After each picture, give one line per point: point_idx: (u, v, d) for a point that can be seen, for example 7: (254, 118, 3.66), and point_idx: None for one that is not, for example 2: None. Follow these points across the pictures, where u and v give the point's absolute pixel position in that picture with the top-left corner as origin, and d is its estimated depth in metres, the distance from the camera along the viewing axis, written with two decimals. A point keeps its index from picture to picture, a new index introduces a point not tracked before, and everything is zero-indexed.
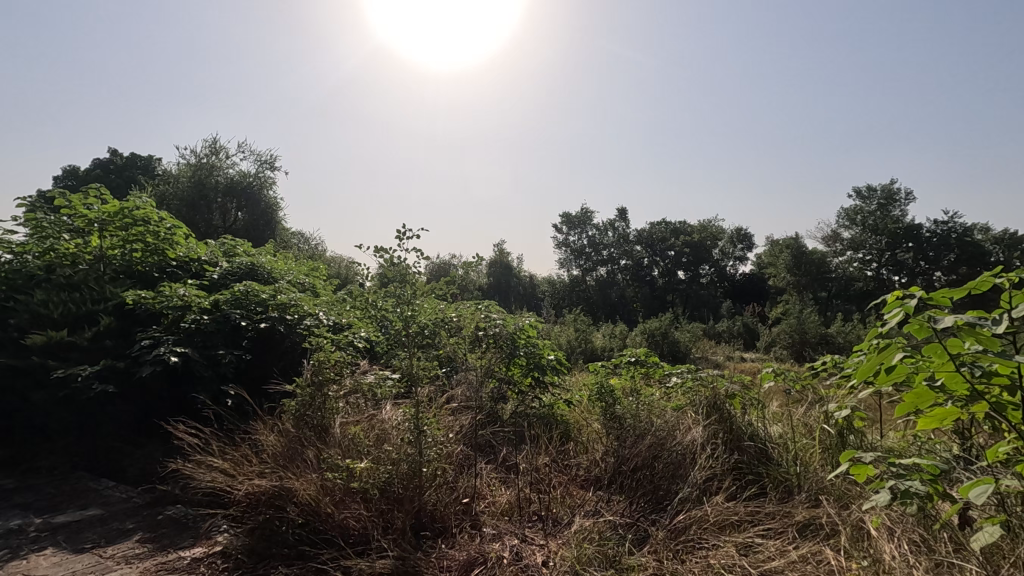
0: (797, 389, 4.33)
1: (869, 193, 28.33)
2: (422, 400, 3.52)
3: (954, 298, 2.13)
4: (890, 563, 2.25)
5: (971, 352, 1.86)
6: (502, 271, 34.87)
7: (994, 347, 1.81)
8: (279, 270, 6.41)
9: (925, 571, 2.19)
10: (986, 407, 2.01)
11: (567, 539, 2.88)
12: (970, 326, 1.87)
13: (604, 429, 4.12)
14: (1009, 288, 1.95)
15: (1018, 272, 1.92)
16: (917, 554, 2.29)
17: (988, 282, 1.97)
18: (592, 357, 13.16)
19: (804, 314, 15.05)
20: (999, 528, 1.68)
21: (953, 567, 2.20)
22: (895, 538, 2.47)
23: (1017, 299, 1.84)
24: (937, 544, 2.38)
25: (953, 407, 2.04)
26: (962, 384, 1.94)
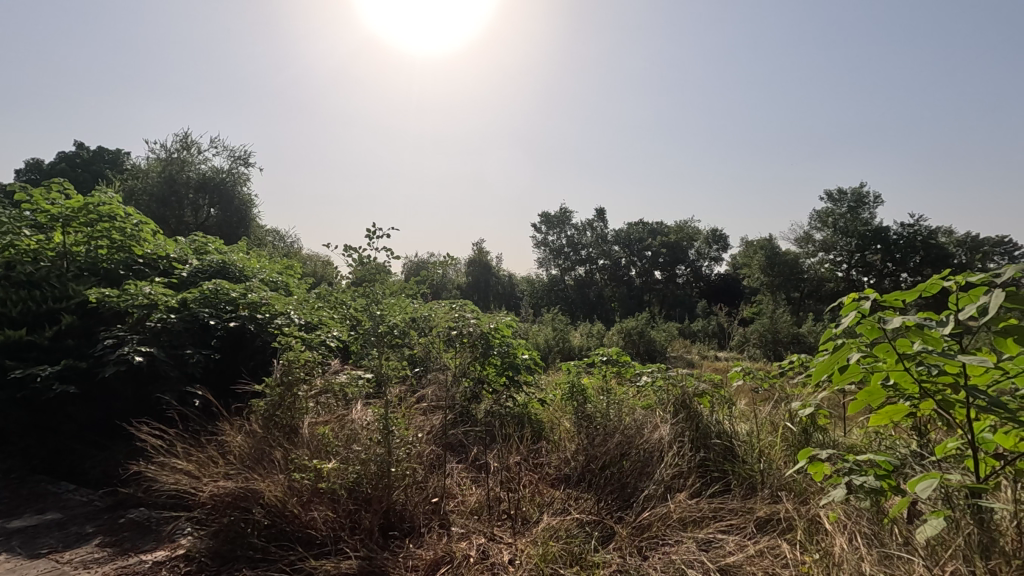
0: (764, 388, 4.43)
1: (840, 197, 29.14)
2: (391, 401, 3.48)
3: (906, 300, 2.19)
4: (840, 556, 2.33)
5: (919, 352, 1.92)
6: (481, 271, 34.79)
7: (940, 346, 1.88)
8: (251, 268, 6.27)
9: (874, 564, 2.26)
10: (934, 404, 2.08)
11: (535, 537, 2.89)
12: (918, 327, 1.93)
13: (576, 428, 4.15)
14: (956, 291, 2.02)
15: (966, 274, 1.98)
16: (868, 546, 2.36)
17: (937, 285, 2.05)
18: (571, 356, 13.21)
19: (777, 314, 15.41)
20: (945, 520, 1.73)
21: (900, 559, 2.27)
22: (849, 531, 2.55)
23: (962, 301, 1.91)
24: (888, 536, 2.46)
25: (903, 405, 2.10)
26: (911, 382, 2.00)
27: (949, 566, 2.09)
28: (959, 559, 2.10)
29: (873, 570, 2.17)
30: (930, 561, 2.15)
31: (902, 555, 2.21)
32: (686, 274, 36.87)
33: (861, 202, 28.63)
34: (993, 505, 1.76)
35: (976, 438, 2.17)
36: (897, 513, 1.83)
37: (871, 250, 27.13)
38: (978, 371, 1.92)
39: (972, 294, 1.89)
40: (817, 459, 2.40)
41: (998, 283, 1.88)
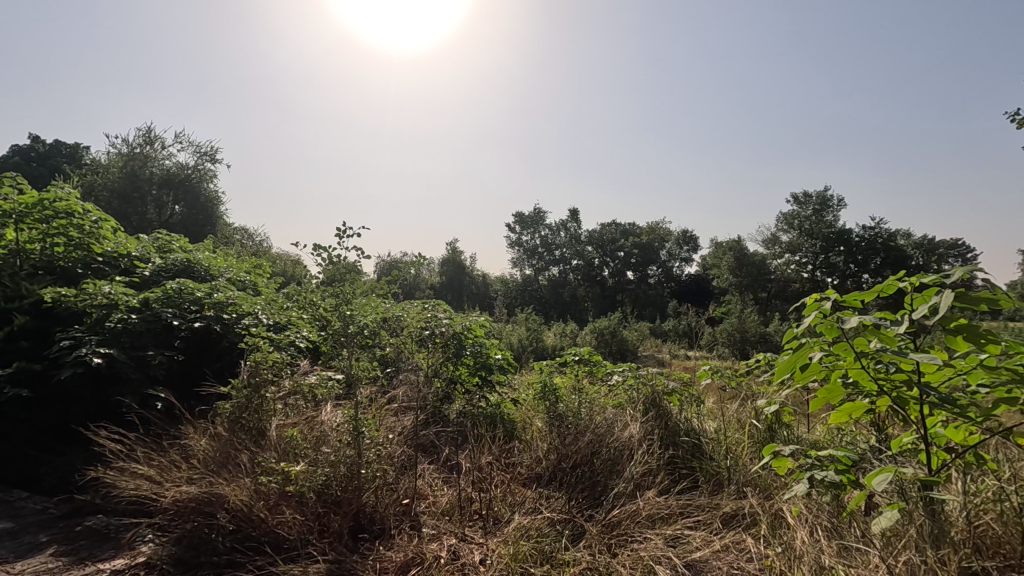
0: (731, 386, 4.53)
1: (805, 200, 29.97)
2: (362, 402, 3.44)
3: (864, 300, 2.26)
4: (801, 548, 2.40)
5: (876, 350, 1.99)
6: (454, 271, 34.63)
7: (895, 345, 1.94)
8: (217, 268, 6.12)
9: (832, 555, 2.33)
10: (890, 400, 2.15)
11: (506, 536, 2.90)
12: (875, 326, 2.00)
13: (547, 427, 4.18)
14: (910, 291, 2.10)
15: (920, 275, 2.05)
16: (827, 538, 2.44)
17: (893, 285, 2.12)
18: (545, 355, 13.26)
19: (745, 314, 15.77)
20: (898, 513, 1.79)
21: (857, 551, 2.35)
22: (810, 524, 2.63)
23: (916, 301, 1.98)
24: (846, 528, 2.54)
25: (862, 402, 2.18)
26: (868, 380, 2.08)
27: (902, 554, 2.17)
28: (911, 548, 2.19)
29: (832, 561, 2.25)
30: (885, 551, 2.24)
31: (859, 546, 2.29)
32: (658, 274, 37.43)
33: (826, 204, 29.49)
34: (942, 497, 1.84)
35: (929, 432, 2.27)
36: (855, 506, 1.90)
37: (833, 251, 27.99)
38: (931, 368, 1.99)
39: (925, 294, 1.96)
40: (780, 455, 2.47)
41: (949, 284, 1.96)
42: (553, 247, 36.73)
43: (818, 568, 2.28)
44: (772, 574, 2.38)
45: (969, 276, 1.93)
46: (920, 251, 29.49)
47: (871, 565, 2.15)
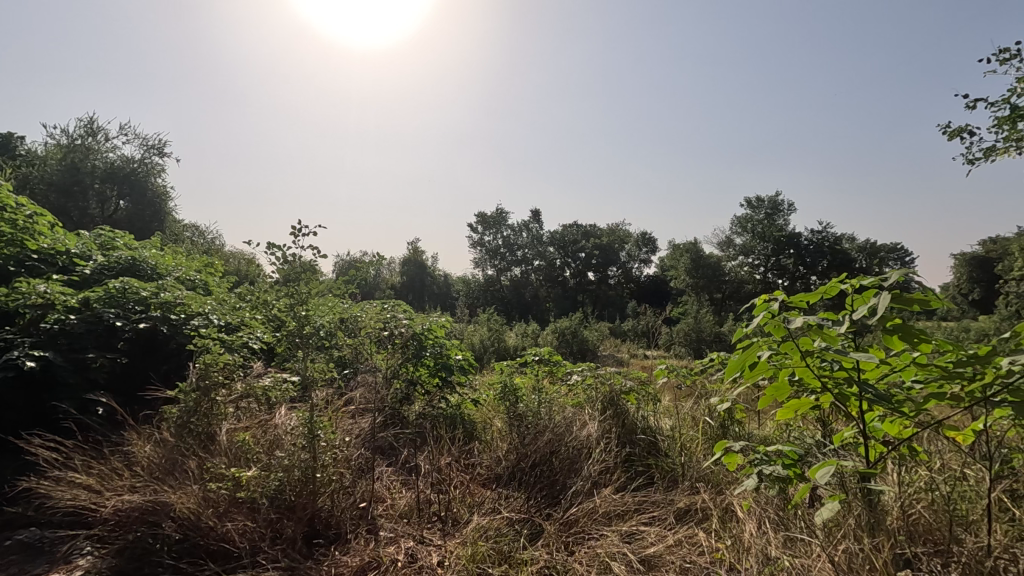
0: (686, 384, 4.65)
1: (757, 204, 31.10)
2: (317, 404, 3.37)
3: (809, 301, 2.35)
4: (749, 540, 2.49)
5: (819, 349, 2.07)
6: (415, 271, 34.29)
7: (837, 344, 2.03)
8: (165, 266, 5.87)
9: (778, 546, 2.42)
10: (832, 397, 2.25)
11: (464, 537, 2.89)
12: (819, 326, 2.08)
13: (507, 427, 4.19)
14: (851, 293, 2.19)
15: (860, 278, 2.15)
16: (773, 530, 2.53)
17: (836, 287, 2.22)
18: (506, 355, 13.30)
19: (701, 315, 16.22)
20: (839, 503, 1.87)
21: (802, 541, 2.45)
22: (757, 518, 2.72)
23: (857, 302, 2.07)
24: (791, 520, 2.64)
25: (807, 399, 2.27)
26: (813, 377, 2.17)
27: (842, 543, 2.28)
28: (851, 537, 2.29)
29: (778, 552, 2.33)
30: (827, 541, 2.33)
31: (802, 537, 2.38)
32: (618, 275, 38.04)
33: (777, 209, 30.68)
34: (879, 488, 1.93)
35: (868, 427, 2.38)
36: (799, 499, 1.97)
37: (783, 254, 29.16)
38: (869, 366, 2.10)
39: (864, 295, 2.06)
40: (730, 451, 2.54)
41: (887, 286, 2.06)
42: (515, 247, 36.82)
43: (765, 559, 2.36)
44: (722, 567, 2.45)
45: (904, 278, 2.04)
46: (862, 255, 31.09)
47: (814, 554, 2.24)
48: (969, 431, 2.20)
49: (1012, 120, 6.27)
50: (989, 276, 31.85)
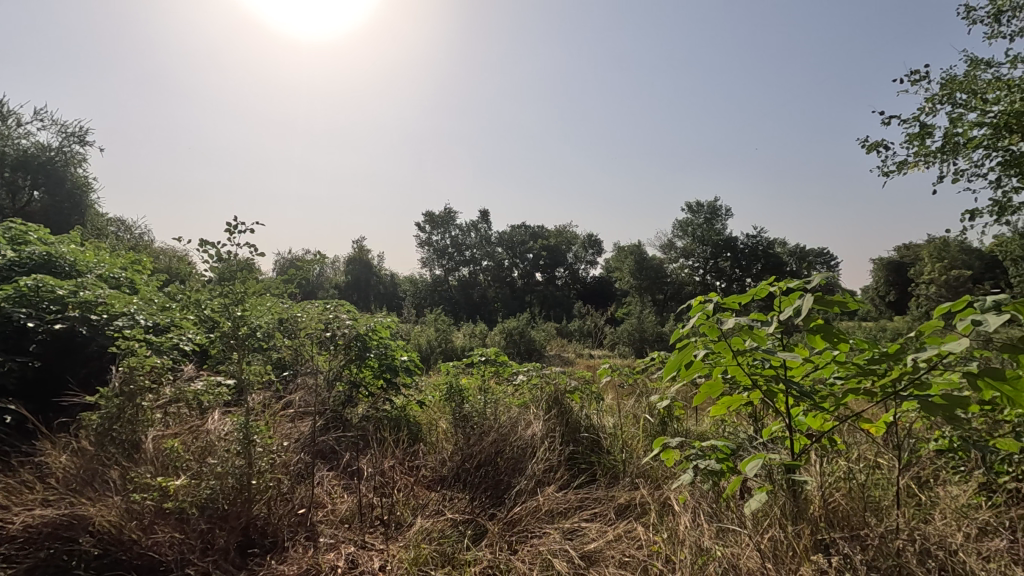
0: (629, 382, 4.78)
1: (697, 209, 32.32)
2: (252, 408, 3.23)
3: (741, 303, 2.46)
4: (684, 532, 2.58)
5: (749, 348, 2.18)
6: (360, 271, 33.50)
7: (766, 344, 2.14)
8: (86, 263, 5.49)
9: (711, 536, 2.52)
10: (762, 394, 2.37)
11: (408, 540, 2.86)
12: (749, 326, 2.18)
13: (453, 428, 4.17)
14: (779, 295, 2.32)
15: (786, 281, 2.27)
16: (707, 521, 2.63)
17: (765, 289, 2.33)
18: (454, 356, 13.22)
19: (644, 315, 16.68)
20: (766, 494, 1.97)
21: (732, 531, 2.57)
22: (693, 510, 2.83)
23: (784, 304, 2.19)
24: (724, 511, 2.76)
25: (738, 397, 2.37)
26: (743, 374, 2.27)
27: (768, 531, 2.40)
28: (777, 525, 2.42)
29: (710, 543, 2.43)
30: (756, 530, 2.45)
31: (733, 527, 2.49)
32: (564, 276, 38.60)
33: (715, 214, 31.97)
34: (802, 479, 2.05)
35: (793, 421, 2.52)
36: (731, 491, 2.06)
37: (719, 257, 30.47)
38: (794, 364, 2.22)
39: (790, 298, 2.18)
40: (667, 446, 2.63)
41: (810, 289, 2.19)
42: (463, 247, 36.65)
43: (698, 550, 2.46)
44: (659, 560, 2.53)
45: (826, 282, 2.17)
46: (790, 259, 32.97)
47: (743, 544, 2.35)
48: (881, 423, 2.37)
49: (921, 136, 6.81)
50: (902, 279, 34.48)
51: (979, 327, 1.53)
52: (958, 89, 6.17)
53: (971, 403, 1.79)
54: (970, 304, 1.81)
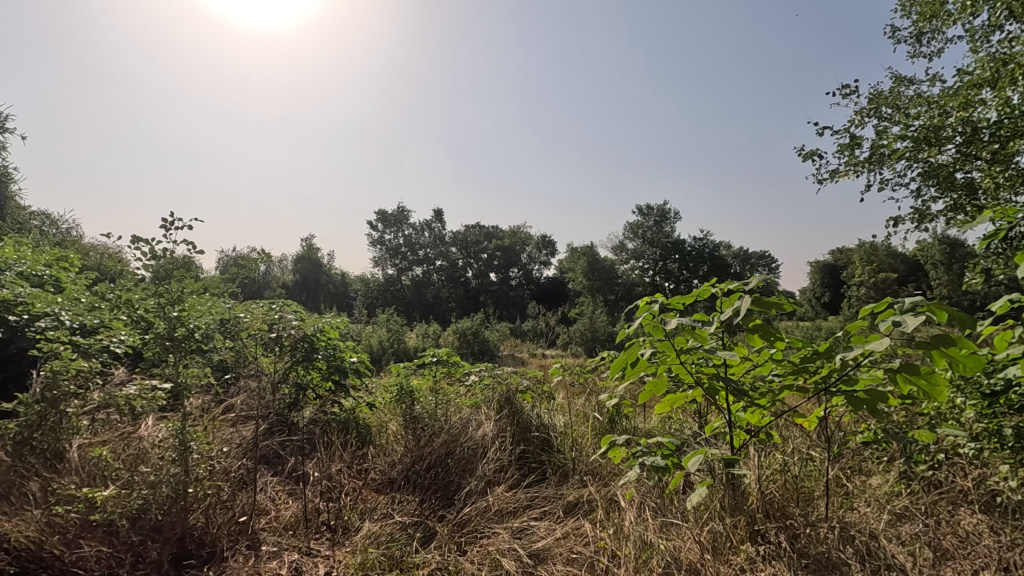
0: (579, 382, 4.86)
1: (647, 212, 33.13)
2: (189, 413, 3.08)
3: (685, 303, 2.54)
4: (630, 527, 2.64)
5: (692, 347, 2.25)
6: (307, 270, 32.54)
7: (707, 344, 2.22)
8: (4, 260, 5.09)
9: (654, 530, 2.60)
10: (703, 391, 2.45)
11: (355, 545, 2.82)
12: (691, 326, 2.26)
13: (403, 430, 4.13)
14: (720, 296, 2.41)
15: (727, 282, 2.36)
16: (651, 515, 2.70)
17: (707, 290, 2.41)
18: (407, 357, 13.03)
19: (596, 315, 16.96)
20: (706, 489, 2.05)
21: (674, 524, 2.65)
22: (638, 506, 2.90)
23: (725, 304, 2.27)
24: (667, 506, 2.84)
25: (682, 394, 2.45)
26: (687, 372, 2.35)
27: (707, 524, 2.49)
28: (717, 518, 2.51)
29: (653, 537, 2.50)
30: (697, 523, 2.54)
31: (675, 521, 2.57)
32: (517, 276, 38.78)
33: (664, 217, 32.85)
34: (740, 472, 2.14)
35: (733, 416, 2.63)
36: (674, 487, 2.12)
37: (667, 259, 31.39)
38: (734, 362, 2.31)
39: (730, 298, 2.26)
40: (615, 444, 2.69)
41: (749, 290, 2.29)
42: (415, 247, 36.23)
43: (642, 544, 2.52)
44: (605, 555, 2.58)
45: (763, 284, 2.28)
46: (733, 261, 34.34)
47: (683, 537, 2.44)
48: (814, 418, 2.51)
49: (851, 147, 7.22)
50: (834, 281, 36.52)
51: (898, 327, 1.65)
52: (884, 103, 6.59)
53: (891, 398, 1.92)
54: (891, 306, 1.94)
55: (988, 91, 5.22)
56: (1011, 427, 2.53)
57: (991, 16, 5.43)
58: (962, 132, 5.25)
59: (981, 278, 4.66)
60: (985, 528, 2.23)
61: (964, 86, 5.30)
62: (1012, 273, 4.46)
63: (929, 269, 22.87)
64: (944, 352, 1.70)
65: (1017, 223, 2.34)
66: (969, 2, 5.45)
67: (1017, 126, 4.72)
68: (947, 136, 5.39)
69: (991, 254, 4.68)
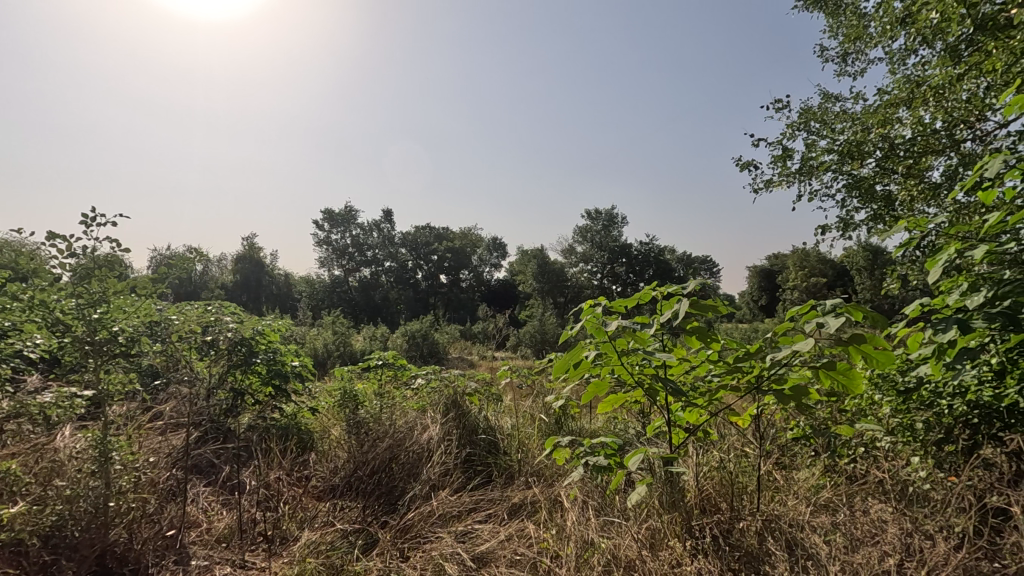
0: (526, 384, 4.90)
1: (596, 216, 33.76)
2: (111, 422, 2.88)
3: (627, 306, 2.60)
4: (571, 527, 2.68)
5: (632, 349, 2.30)
6: (247, 271, 31.22)
7: (647, 346, 2.28)
8: None
9: (595, 528, 2.65)
10: (644, 392, 2.52)
11: (293, 555, 2.72)
12: (632, 328, 2.31)
13: (347, 435, 4.03)
14: (660, 299, 2.48)
15: (667, 286, 2.44)
16: (593, 515, 2.75)
17: (648, 294, 2.48)
18: (354, 361, 12.73)
19: (545, 318, 17.11)
20: (644, 487, 2.10)
21: (614, 522, 2.71)
22: (581, 505, 2.95)
23: (664, 307, 2.34)
24: (608, 505, 2.91)
25: (623, 395, 2.50)
26: (629, 373, 2.41)
27: (645, 522, 2.57)
28: (654, 515, 2.59)
29: (594, 536, 2.55)
30: (635, 521, 2.61)
31: (616, 519, 2.63)
32: (467, 279, 38.70)
33: (612, 221, 33.61)
34: (678, 470, 2.22)
35: (672, 416, 2.72)
36: (614, 486, 2.17)
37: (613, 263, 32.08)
38: (673, 363, 2.39)
39: (669, 301, 2.34)
40: (559, 445, 2.73)
41: (687, 293, 2.37)
42: (363, 248, 35.46)
43: (582, 544, 2.57)
44: (547, 556, 2.61)
45: (700, 287, 2.37)
46: (676, 265, 35.52)
47: (622, 535, 2.50)
48: (747, 416, 2.64)
49: (784, 158, 7.63)
50: (769, 285, 38.44)
51: (822, 327, 1.76)
52: (813, 118, 7.00)
53: (815, 394, 2.05)
54: (814, 307, 2.07)
55: (904, 110, 5.64)
56: (920, 421, 2.74)
57: (906, 40, 5.88)
58: (881, 147, 5.65)
59: (898, 284, 5.03)
60: (894, 514, 2.41)
61: (884, 105, 5.71)
62: (924, 279, 4.83)
63: (852, 275, 24.49)
64: (860, 350, 1.83)
65: (927, 233, 2.54)
66: (888, 27, 5.88)
67: (929, 143, 5.13)
68: (868, 151, 5.78)
69: (906, 261, 5.05)
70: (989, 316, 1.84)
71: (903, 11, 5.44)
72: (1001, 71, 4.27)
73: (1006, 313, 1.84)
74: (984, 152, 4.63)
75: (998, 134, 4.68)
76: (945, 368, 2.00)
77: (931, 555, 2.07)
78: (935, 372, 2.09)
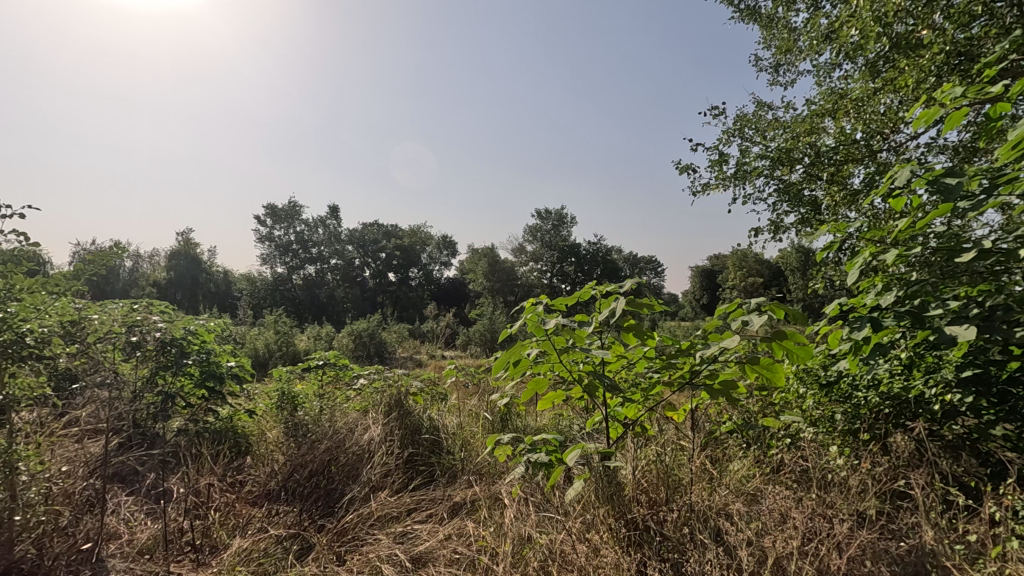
0: (472, 383, 4.89)
1: (545, 215, 34.07)
2: (15, 430, 2.65)
3: (568, 305, 2.63)
4: (510, 523, 2.71)
5: (570, 346, 2.33)
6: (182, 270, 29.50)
7: (585, 344, 2.32)
8: None
9: (533, 524, 2.69)
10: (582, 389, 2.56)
11: (223, 565, 2.61)
12: (570, 326, 2.34)
13: (284, 438, 3.90)
14: (598, 298, 2.53)
15: (606, 284, 2.48)
16: (531, 511, 2.78)
17: (588, 292, 2.53)
18: (296, 361, 12.32)
19: (494, 317, 17.14)
20: (580, 481, 2.15)
21: (551, 518, 2.76)
22: (521, 502, 2.98)
23: (602, 305, 2.39)
24: (547, 501, 2.95)
25: (562, 392, 2.54)
26: (569, 371, 2.46)
27: (581, 517, 2.62)
28: (590, 508, 2.65)
29: (530, 531, 2.58)
30: (571, 515, 2.66)
31: (552, 514, 2.67)
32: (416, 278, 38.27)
33: (562, 221, 34.11)
34: (613, 464, 2.28)
35: (611, 411, 2.79)
36: (552, 481, 2.21)
37: (562, 262, 32.44)
38: (610, 359, 2.44)
39: (606, 299, 2.39)
40: (501, 443, 2.74)
41: (625, 293, 2.42)
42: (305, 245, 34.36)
43: (521, 539, 2.60)
44: (485, 553, 2.62)
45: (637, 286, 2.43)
46: (622, 265, 36.37)
47: (559, 530, 2.55)
48: (681, 410, 2.75)
49: (721, 163, 7.96)
50: (711, 284, 40.09)
51: (746, 325, 1.85)
52: (747, 125, 7.35)
53: (741, 387, 2.15)
54: (741, 306, 2.17)
55: (829, 120, 6.01)
56: (840, 412, 2.93)
57: (831, 55, 6.26)
58: (808, 154, 6.00)
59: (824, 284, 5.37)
60: (809, 498, 2.57)
61: (811, 115, 6.06)
62: (846, 280, 5.17)
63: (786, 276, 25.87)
64: (781, 345, 1.93)
65: (847, 236, 2.71)
66: (815, 42, 6.25)
67: (850, 152, 5.48)
68: (796, 158, 6.11)
69: (831, 263, 5.39)
70: (897, 315, 2.01)
71: (827, 28, 5.79)
72: (912, 87, 4.62)
73: (914, 312, 2.01)
74: (897, 163, 5.00)
75: (909, 146, 5.07)
76: (860, 362, 2.15)
77: (841, 535, 2.22)
78: (851, 366, 2.24)
